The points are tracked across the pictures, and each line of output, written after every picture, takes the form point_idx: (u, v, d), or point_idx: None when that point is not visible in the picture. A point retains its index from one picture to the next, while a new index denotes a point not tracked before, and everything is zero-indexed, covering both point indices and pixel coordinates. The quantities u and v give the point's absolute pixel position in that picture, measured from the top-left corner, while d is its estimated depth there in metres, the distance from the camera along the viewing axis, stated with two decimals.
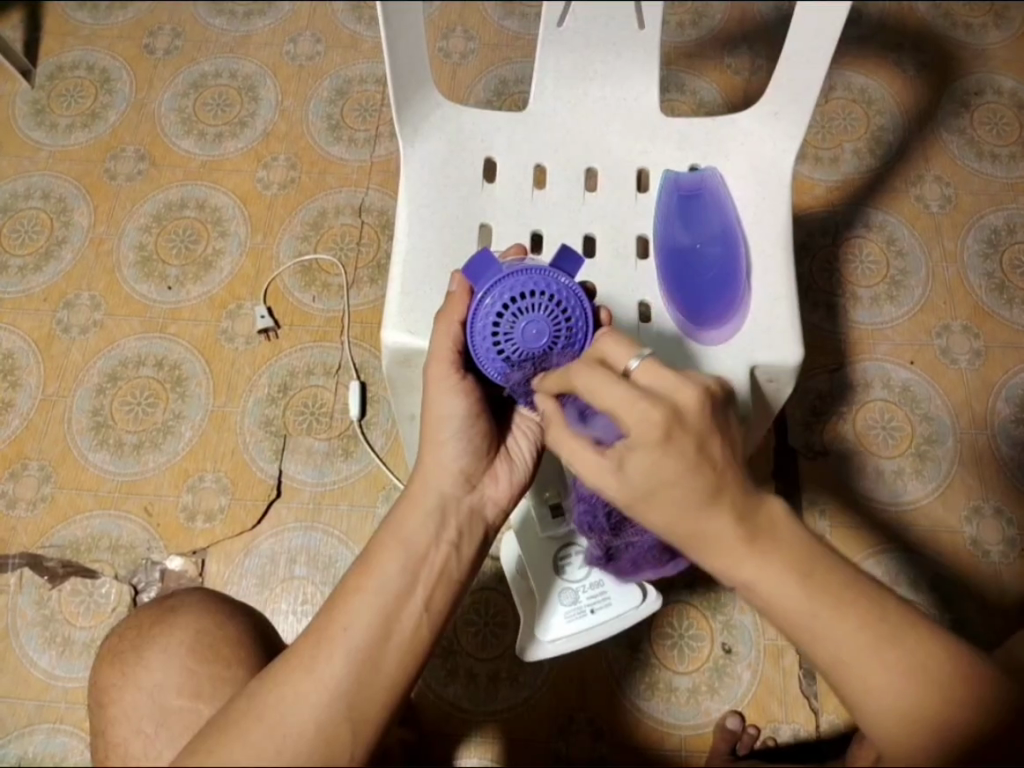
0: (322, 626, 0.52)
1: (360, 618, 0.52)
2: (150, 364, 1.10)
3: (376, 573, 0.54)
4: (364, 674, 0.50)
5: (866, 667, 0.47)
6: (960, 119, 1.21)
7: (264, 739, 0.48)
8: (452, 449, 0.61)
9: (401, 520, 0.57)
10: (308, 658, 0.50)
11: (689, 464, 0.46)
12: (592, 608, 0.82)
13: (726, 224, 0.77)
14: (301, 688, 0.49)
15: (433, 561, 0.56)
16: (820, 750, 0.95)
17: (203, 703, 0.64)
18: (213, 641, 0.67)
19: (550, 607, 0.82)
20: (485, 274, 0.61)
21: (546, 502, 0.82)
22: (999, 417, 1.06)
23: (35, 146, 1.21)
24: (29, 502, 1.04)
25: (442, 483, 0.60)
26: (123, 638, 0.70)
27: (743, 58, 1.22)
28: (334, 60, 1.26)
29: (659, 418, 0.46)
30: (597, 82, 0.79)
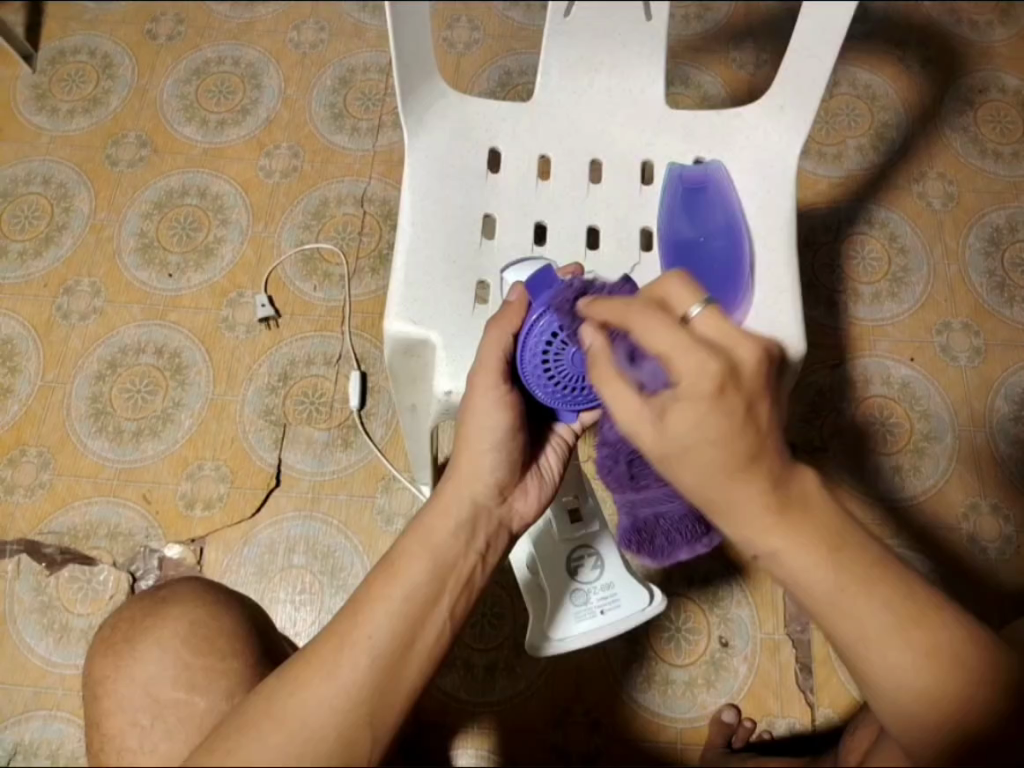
0: (346, 630, 0.51)
1: (386, 625, 0.51)
2: (150, 352, 1.10)
3: (404, 579, 0.54)
4: (386, 682, 0.50)
5: (884, 647, 0.47)
6: (963, 117, 1.21)
7: (284, 742, 0.47)
8: (488, 459, 0.61)
9: (432, 527, 0.57)
10: (330, 659, 0.50)
11: (737, 423, 0.45)
12: (601, 609, 0.83)
13: (729, 218, 0.76)
14: (323, 692, 0.49)
15: (460, 571, 0.56)
16: (815, 743, 0.95)
17: (198, 695, 0.64)
18: (208, 633, 0.67)
19: (562, 607, 0.83)
20: (543, 290, 0.61)
21: (564, 507, 0.83)
22: (997, 415, 1.06)
23: (35, 131, 1.21)
24: (27, 488, 1.03)
25: (473, 492, 0.60)
26: (116, 631, 0.69)
27: (748, 53, 1.22)
28: (337, 48, 1.25)
29: (715, 370, 0.44)
30: (603, 73, 0.79)
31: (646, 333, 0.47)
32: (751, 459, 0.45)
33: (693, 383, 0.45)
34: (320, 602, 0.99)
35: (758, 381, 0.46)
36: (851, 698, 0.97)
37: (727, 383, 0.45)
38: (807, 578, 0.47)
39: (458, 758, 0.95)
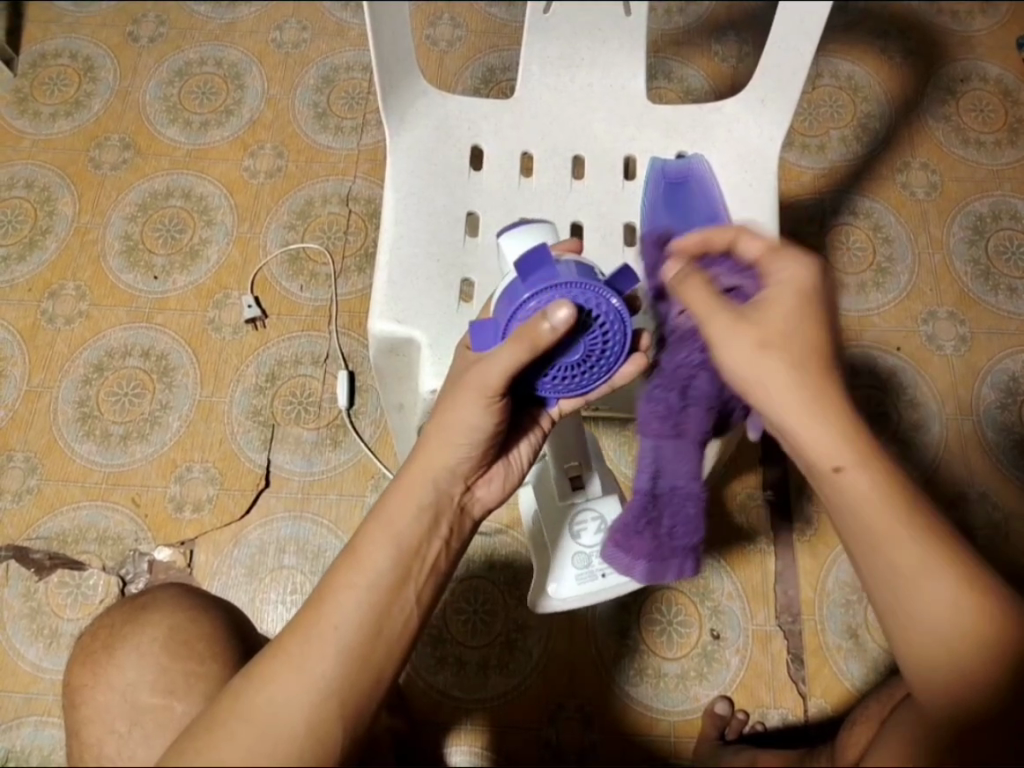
0: (309, 624, 0.51)
1: (351, 614, 0.51)
2: (137, 354, 1.09)
3: (366, 569, 0.53)
4: (353, 671, 0.50)
5: (923, 581, 0.50)
6: (945, 107, 1.21)
7: (254, 740, 0.47)
8: (453, 451, 0.58)
9: (395, 513, 0.56)
10: (295, 655, 0.50)
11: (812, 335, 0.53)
12: (603, 573, 0.78)
13: (713, 208, 0.75)
14: (290, 688, 0.49)
15: (425, 556, 0.56)
16: (808, 734, 0.95)
17: (176, 699, 0.64)
18: (187, 637, 0.67)
19: (561, 563, 0.79)
20: (536, 275, 0.58)
21: (568, 474, 0.79)
22: (984, 402, 1.06)
23: (18, 135, 1.20)
24: (15, 494, 1.03)
25: (439, 476, 0.58)
26: (95, 638, 0.68)
27: (731, 46, 1.22)
28: (320, 47, 1.25)
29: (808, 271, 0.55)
30: (583, 70, 0.79)
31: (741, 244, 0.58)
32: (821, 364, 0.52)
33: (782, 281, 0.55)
34: None
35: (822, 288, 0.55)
36: (843, 688, 0.97)
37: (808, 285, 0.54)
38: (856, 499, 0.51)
39: (451, 756, 0.95)
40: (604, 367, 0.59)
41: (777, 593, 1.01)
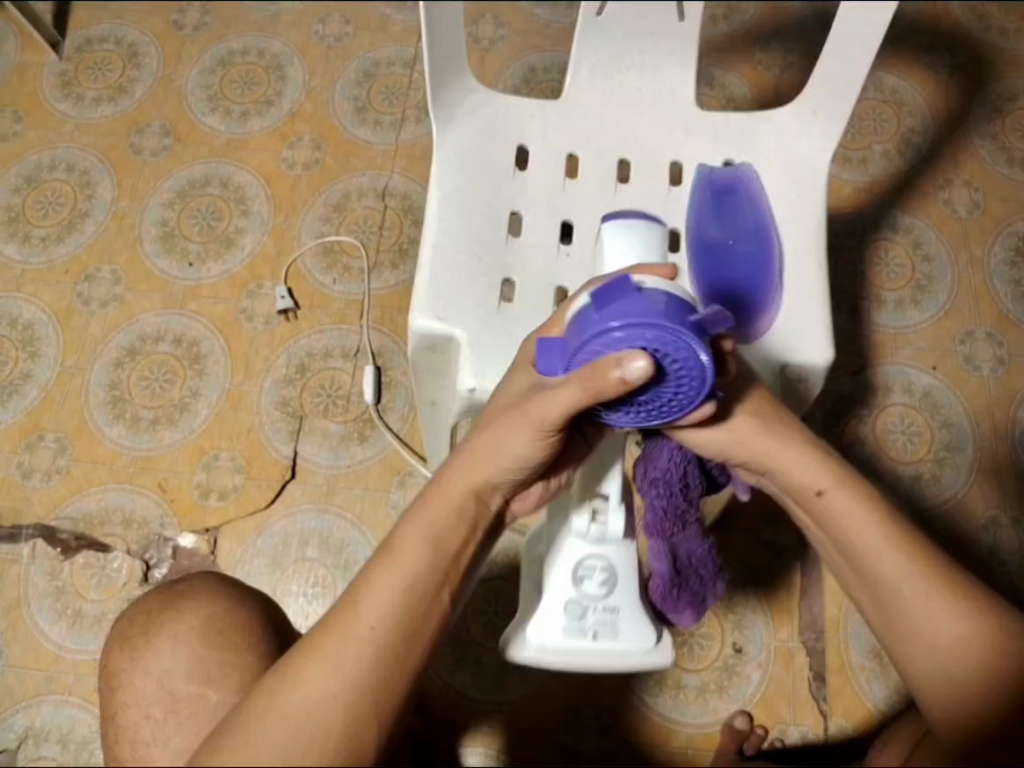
0: (346, 624, 0.50)
1: (388, 617, 0.50)
2: (169, 341, 1.10)
3: (403, 568, 0.52)
4: (387, 673, 0.49)
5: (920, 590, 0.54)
6: (991, 124, 1.20)
7: (288, 739, 0.46)
8: (492, 467, 0.55)
9: (434, 515, 0.54)
10: (331, 654, 0.49)
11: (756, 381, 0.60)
12: (594, 632, 0.66)
13: (760, 221, 0.75)
14: (325, 685, 0.48)
15: (461, 562, 0.54)
16: (827, 754, 0.94)
17: (211, 689, 0.63)
18: (224, 626, 0.66)
19: (548, 608, 0.66)
20: (615, 303, 0.50)
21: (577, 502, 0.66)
22: (1019, 426, 1.05)
23: (61, 118, 1.21)
24: (44, 474, 1.04)
25: (479, 486, 0.55)
26: (131, 623, 0.68)
27: (775, 55, 1.21)
28: (362, 42, 1.25)
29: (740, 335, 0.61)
30: (633, 72, 0.80)
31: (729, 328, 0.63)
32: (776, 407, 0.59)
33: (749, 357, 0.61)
34: (333, 595, 0.99)
35: None
36: (864, 709, 0.96)
37: None
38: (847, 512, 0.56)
39: (466, 757, 0.95)
40: (669, 411, 0.53)
41: (801, 610, 1.00)
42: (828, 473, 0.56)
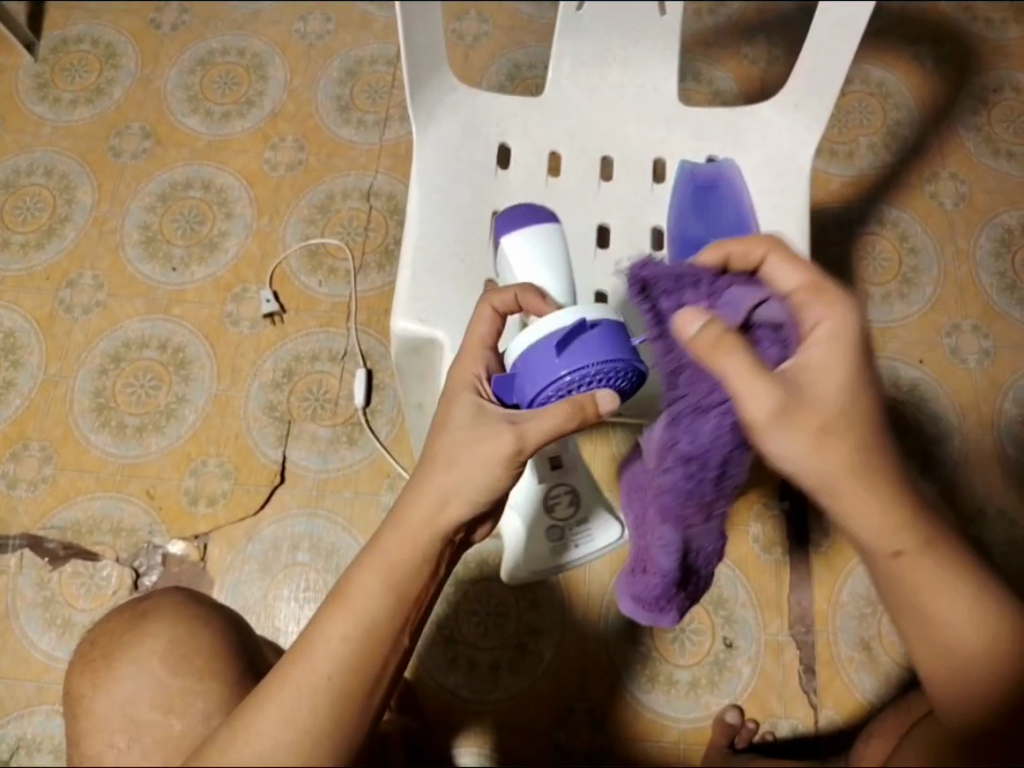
0: (300, 675, 0.48)
1: (344, 663, 0.48)
2: (154, 346, 1.09)
3: (359, 612, 0.50)
4: (343, 721, 0.48)
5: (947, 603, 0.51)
6: (977, 116, 1.20)
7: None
8: (459, 500, 0.54)
9: (390, 553, 0.52)
10: (286, 706, 0.47)
11: (868, 377, 0.50)
12: (578, 543, 0.92)
13: (741, 217, 0.75)
14: (281, 740, 0.46)
15: (420, 599, 0.52)
16: (816, 745, 0.95)
17: (174, 718, 0.62)
18: (186, 652, 0.65)
19: (539, 545, 0.90)
20: (571, 346, 0.58)
21: (546, 458, 0.82)
22: (1005, 418, 1.05)
23: (37, 121, 1.19)
24: (30, 483, 1.03)
25: (443, 523, 0.54)
26: (94, 645, 0.67)
27: (761, 49, 1.20)
28: (344, 39, 1.24)
29: (850, 319, 0.51)
30: (615, 68, 0.79)
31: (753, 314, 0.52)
32: (871, 432, 0.49)
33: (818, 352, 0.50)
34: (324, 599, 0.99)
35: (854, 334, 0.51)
36: (854, 700, 0.97)
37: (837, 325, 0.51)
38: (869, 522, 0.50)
39: (459, 757, 0.95)
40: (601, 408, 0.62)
41: (791, 604, 1.00)
42: (891, 523, 0.50)
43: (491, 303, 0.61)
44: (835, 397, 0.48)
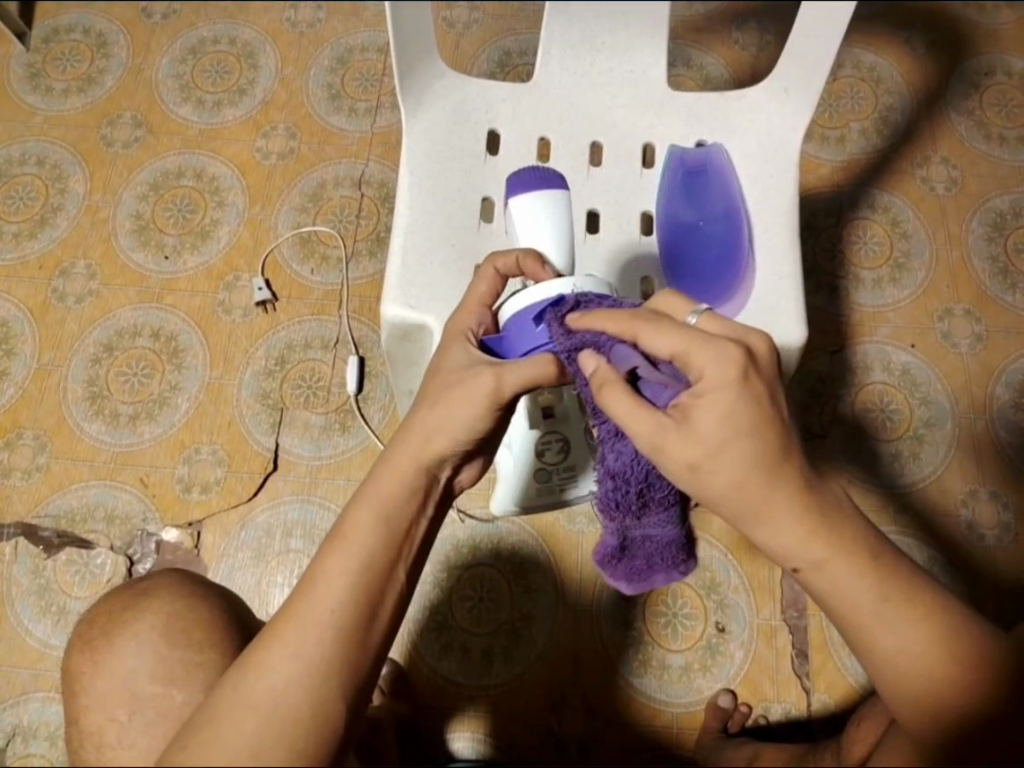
0: (304, 611, 0.49)
1: (348, 597, 0.50)
2: (147, 335, 1.09)
3: (358, 548, 0.52)
4: (352, 651, 0.49)
5: (882, 626, 0.51)
6: (969, 100, 1.19)
7: (256, 727, 0.46)
8: (446, 438, 0.55)
9: (383, 494, 0.54)
10: (294, 640, 0.48)
11: (763, 409, 0.48)
12: (563, 487, 0.84)
13: (729, 203, 0.75)
14: (291, 671, 0.47)
15: (414, 535, 0.54)
16: (809, 729, 0.95)
17: (175, 688, 0.62)
18: (186, 625, 0.65)
19: (519, 484, 0.84)
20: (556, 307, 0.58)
21: (539, 405, 0.77)
22: (998, 402, 1.05)
23: (29, 111, 1.19)
24: (24, 472, 1.03)
25: (428, 459, 0.55)
26: (92, 625, 0.67)
27: (751, 34, 1.20)
28: (335, 27, 1.24)
29: (737, 358, 0.48)
30: (604, 53, 0.77)
31: (657, 338, 0.51)
32: (778, 462, 0.49)
33: (721, 373, 0.48)
34: None
35: (772, 367, 0.51)
36: (846, 683, 0.97)
37: (750, 368, 0.49)
38: (784, 544, 0.50)
39: (454, 742, 0.96)
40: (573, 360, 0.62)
41: (784, 588, 1.01)
42: (804, 543, 0.50)
43: (494, 264, 0.62)
44: (740, 417, 0.48)
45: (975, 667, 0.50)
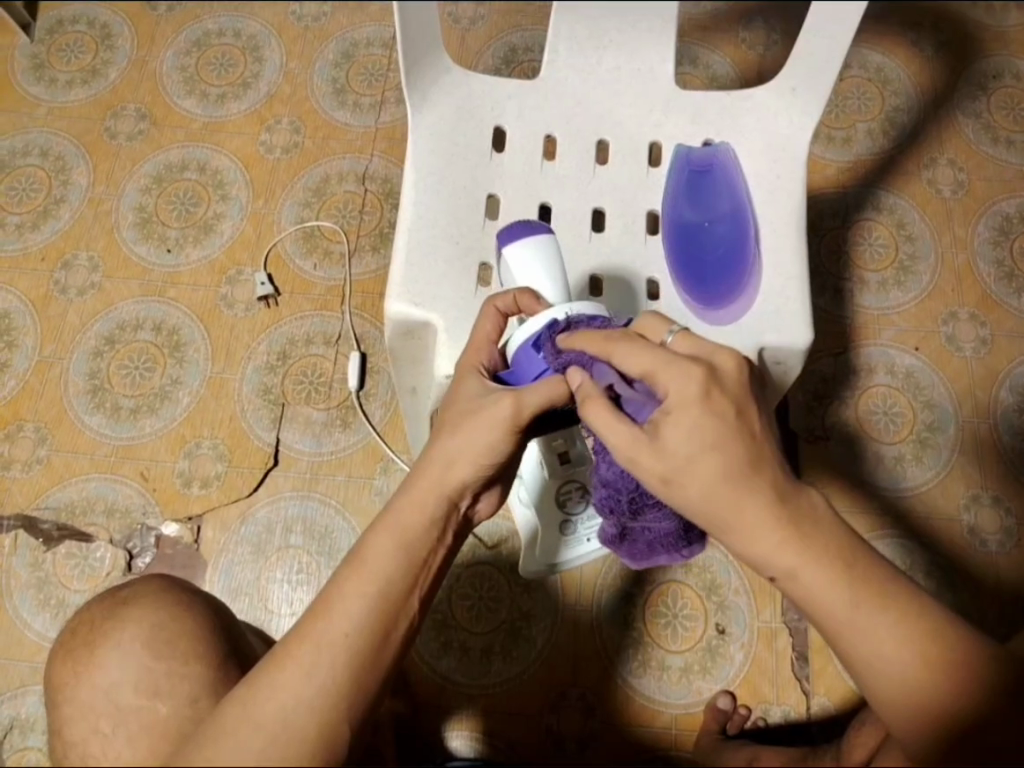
0: (316, 632, 0.49)
1: (362, 622, 0.50)
2: (149, 329, 1.09)
3: (377, 574, 0.51)
4: (362, 676, 0.49)
5: (870, 628, 0.50)
6: (976, 103, 1.19)
7: (265, 748, 0.46)
8: (445, 452, 0.55)
9: (405, 519, 0.54)
10: (306, 661, 0.48)
11: (728, 427, 0.49)
12: (589, 537, 0.90)
13: (736, 204, 0.75)
14: (301, 693, 0.47)
15: (431, 564, 0.54)
16: (809, 732, 0.95)
17: (159, 700, 0.61)
18: (170, 636, 0.65)
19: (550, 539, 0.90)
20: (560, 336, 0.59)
21: (553, 450, 0.78)
22: (1001, 406, 1.05)
23: (33, 102, 1.19)
24: (24, 464, 1.03)
25: (444, 474, 0.55)
26: (74, 635, 0.67)
27: (759, 33, 1.20)
28: (340, 21, 1.23)
29: (698, 374, 0.49)
30: (611, 51, 0.77)
31: (631, 355, 0.52)
32: (749, 476, 0.49)
33: (681, 393, 0.49)
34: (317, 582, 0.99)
35: (739, 388, 0.50)
36: (845, 687, 0.97)
37: (711, 388, 0.49)
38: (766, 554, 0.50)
39: (450, 740, 0.96)
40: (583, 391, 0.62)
41: (784, 591, 1.00)
42: (780, 552, 0.49)
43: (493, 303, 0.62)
44: (711, 432, 0.49)
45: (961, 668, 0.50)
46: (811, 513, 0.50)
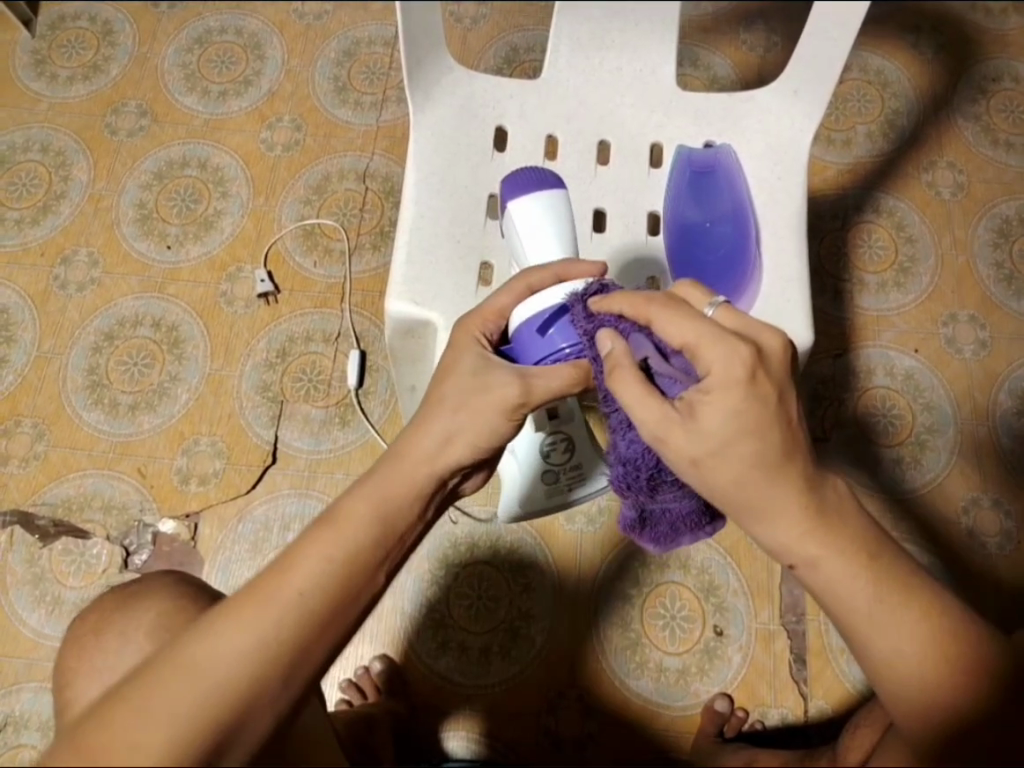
0: (273, 586, 0.46)
1: (321, 581, 0.47)
2: (148, 325, 1.09)
3: (346, 534, 0.49)
4: (305, 638, 0.45)
5: (882, 627, 0.50)
6: (976, 105, 1.19)
7: (190, 688, 0.41)
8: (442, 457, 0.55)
9: (388, 487, 0.52)
10: (256, 613, 0.44)
11: (770, 411, 0.48)
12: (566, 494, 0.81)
13: (737, 205, 0.75)
14: (239, 643, 0.43)
15: (403, 536, 0.52)
16: (806, 734, 0.95)
17: None
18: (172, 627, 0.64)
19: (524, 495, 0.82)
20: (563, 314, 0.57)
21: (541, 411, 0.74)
22: (1000, 409, 1.05)
23: (34, 98, 1.18)
24: (21, 460, 1.03)
25: (442, 470, 0.54)
26: (79, 625, 0.66)
27: (760, 35, 1.20)
28: (342, 20, 1.23)
29: (745, 357, 0.47)
30: (613, 52, 0.77)
31: (673, 328, 0.50)
32: (780, 464, 0.48)
33: (726, 373, 0.48)
34: None
35: (783, 369, 0.49)
36: (843, 689, 0.97)
37: (758, 368, 0.48)
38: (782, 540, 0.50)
39: (448, 741, 0.95)
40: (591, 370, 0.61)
41: (782, 592, 1.00)
42: (799, 543, 0.50)
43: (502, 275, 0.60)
44: (750, 418, 0.47)
45: (973, 670, 0.50)
46: (835, 514, 0.50)
